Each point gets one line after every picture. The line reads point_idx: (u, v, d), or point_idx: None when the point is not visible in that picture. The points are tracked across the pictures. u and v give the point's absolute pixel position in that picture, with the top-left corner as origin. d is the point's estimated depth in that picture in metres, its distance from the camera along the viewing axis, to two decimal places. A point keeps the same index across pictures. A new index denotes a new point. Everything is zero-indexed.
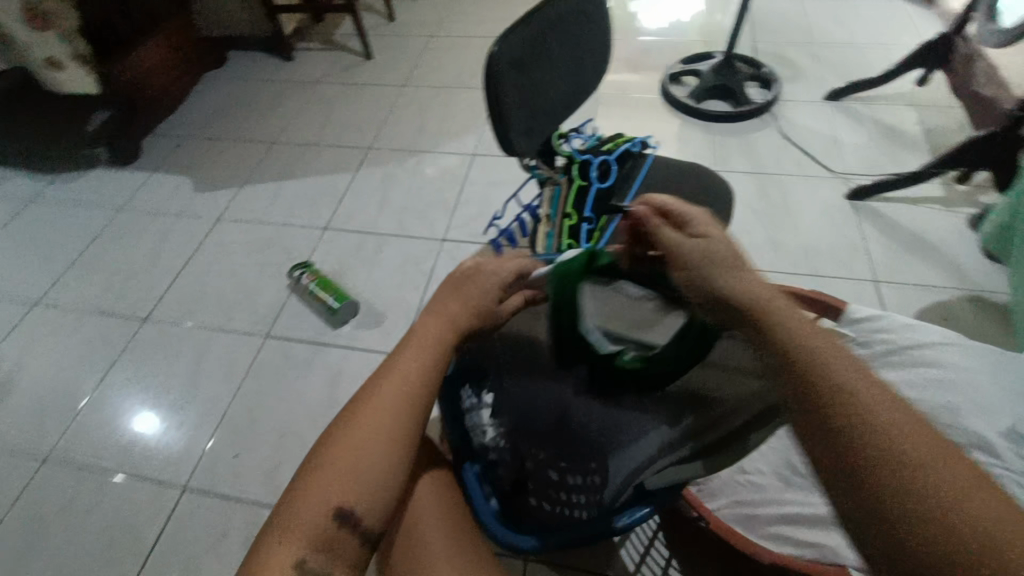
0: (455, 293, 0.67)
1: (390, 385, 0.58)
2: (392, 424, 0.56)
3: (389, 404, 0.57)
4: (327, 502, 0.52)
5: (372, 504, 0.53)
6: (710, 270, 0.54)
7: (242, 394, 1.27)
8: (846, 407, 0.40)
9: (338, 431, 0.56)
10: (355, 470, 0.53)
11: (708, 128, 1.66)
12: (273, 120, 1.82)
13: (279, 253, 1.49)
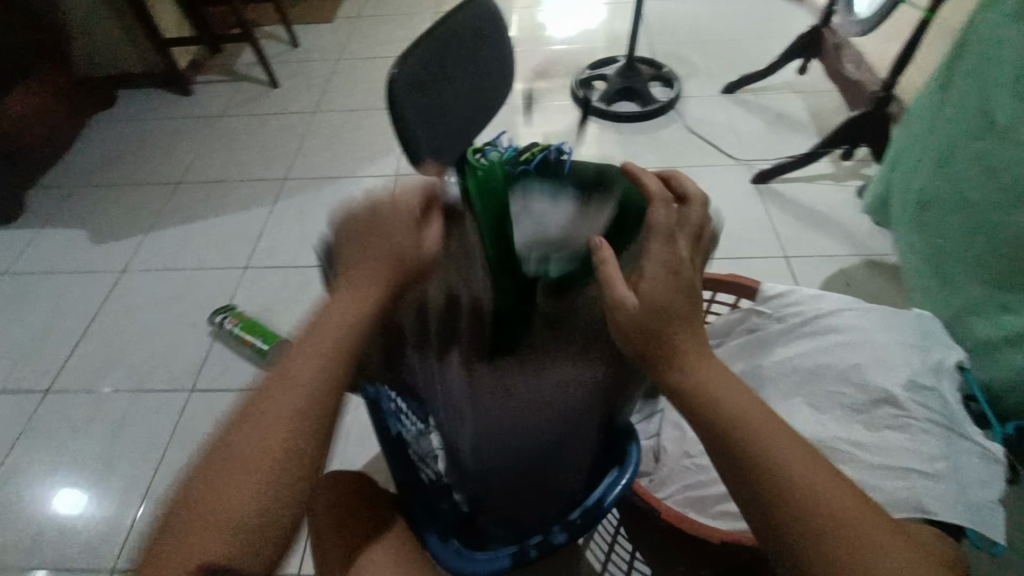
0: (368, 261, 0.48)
1: (280, 414, 0.46)
2: (276, 454, 0.45)
3: (274, 426, 0.46)
4: (197, 546, 0.44)
5: (255, 550, 0.45)
6: (662, 352, 0.44)
7: (169, 457, 1.18)
8: (756, 448, 0.43)
9: (219, 454, 0.46)
10: (239, 508, 0.44)
11: (618, 129, 1.72)
12: (177, 162, 1.82)
13: (202, 300, 1.45)
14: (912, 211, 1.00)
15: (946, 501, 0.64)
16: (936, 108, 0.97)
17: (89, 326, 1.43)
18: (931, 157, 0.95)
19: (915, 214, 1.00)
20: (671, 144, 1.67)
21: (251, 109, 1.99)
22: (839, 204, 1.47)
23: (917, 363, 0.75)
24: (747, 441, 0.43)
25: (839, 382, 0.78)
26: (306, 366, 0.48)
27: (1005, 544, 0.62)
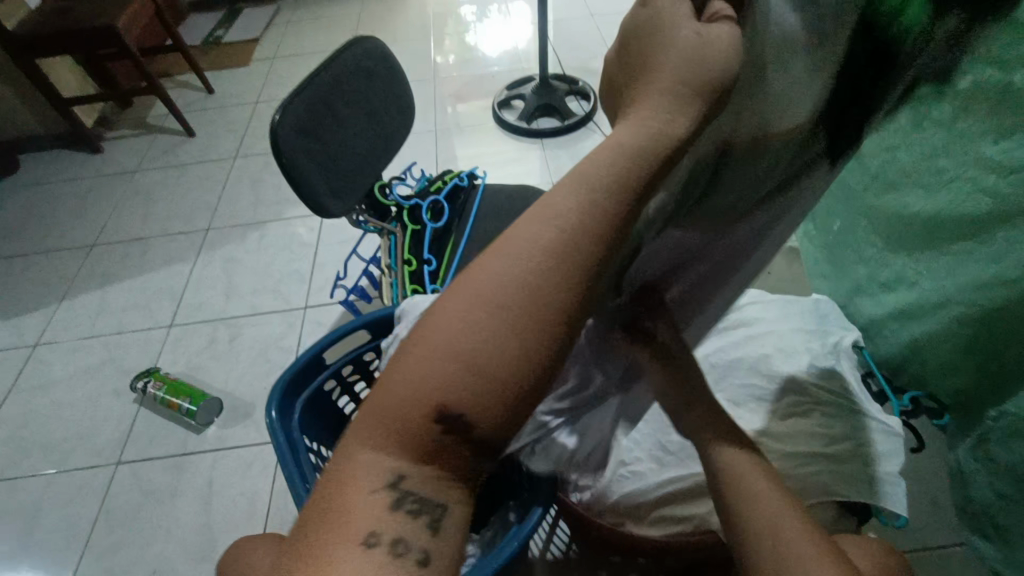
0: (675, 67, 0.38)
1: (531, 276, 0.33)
2: (544, 277, 0.32)
3: (551, 240, 0.33)
4: (439, 390, 0.31)
5: (508, 417, 0.32)
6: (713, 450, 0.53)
7: (95, 539, 1.10)
8: (758, 537, 0.44)
9: (474, 267, 0.34)
10: (483, 355, 0.31)
11: (538, 147, 1.79)
12: (92, 223, 1.75)
13: (124, 367, 1.37)
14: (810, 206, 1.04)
15: (851, 483, 0.67)
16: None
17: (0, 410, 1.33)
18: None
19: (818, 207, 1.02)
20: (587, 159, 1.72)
21: (169, 162, 1.93)
22: None
23: (816, 346, 0.78)
24: (750, 531, 0.45)
25: (750, 374, 0.77)
26: (588, 173, 0.35)
27: (906, 516, 0.66)
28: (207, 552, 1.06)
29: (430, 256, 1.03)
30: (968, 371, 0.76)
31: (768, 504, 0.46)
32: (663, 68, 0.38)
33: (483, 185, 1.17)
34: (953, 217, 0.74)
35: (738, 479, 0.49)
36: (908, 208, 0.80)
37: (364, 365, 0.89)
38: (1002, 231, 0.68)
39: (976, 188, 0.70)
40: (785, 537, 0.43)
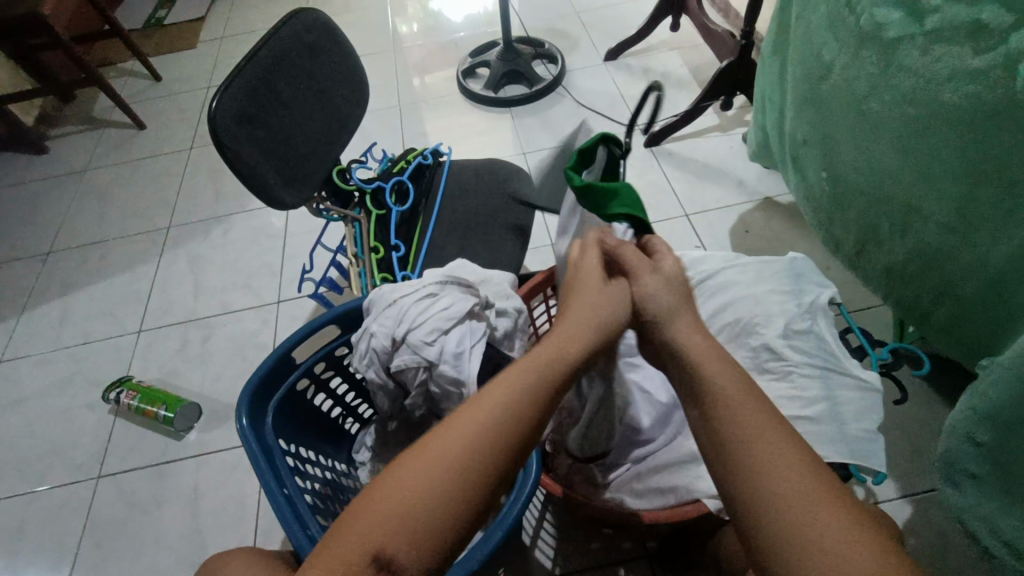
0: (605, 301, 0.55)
1: (480, 408, 0.45)
2: (487, 420, 0.44)
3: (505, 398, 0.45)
4: (390, 512, 0.40)
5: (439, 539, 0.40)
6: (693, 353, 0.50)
7: (82, 555, 1.08)
8: (727, 430, 0.44)
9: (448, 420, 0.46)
10: (429, 479, 0.41)
11: (506, 117, 1.73)
12: (45, 228, 1.66)
13: (96, 377, 1.33)
14: (797, 156, 0.99)
15: (827, 443, 0.67)
16: (804, 30, 0.90)
17: None
18: (804, 91, 0.92)
19: (801, 157, 0.98)
20: (555, 127, 1.66)
21: (121, 157, 1.83)
22: (728, 152, 1.49)
23: (792, 307, 0.76)
24: (726, 420, 0.45)
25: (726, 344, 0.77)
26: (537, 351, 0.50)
27: (884, 472, 0.66)
28: (199, 557, 1.05)
29: (397, 241, 1.00)
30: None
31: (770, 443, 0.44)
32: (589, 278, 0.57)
33: (448, 162, 1.12)
34: (940, 164, 0.70)
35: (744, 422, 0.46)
36: (894, 157, 0.76)
37: (336, 361, 0.87)
38: (1007, 171, 0.63)
39: (972, 126, 0.65)
40: (749, 430, 0.43)
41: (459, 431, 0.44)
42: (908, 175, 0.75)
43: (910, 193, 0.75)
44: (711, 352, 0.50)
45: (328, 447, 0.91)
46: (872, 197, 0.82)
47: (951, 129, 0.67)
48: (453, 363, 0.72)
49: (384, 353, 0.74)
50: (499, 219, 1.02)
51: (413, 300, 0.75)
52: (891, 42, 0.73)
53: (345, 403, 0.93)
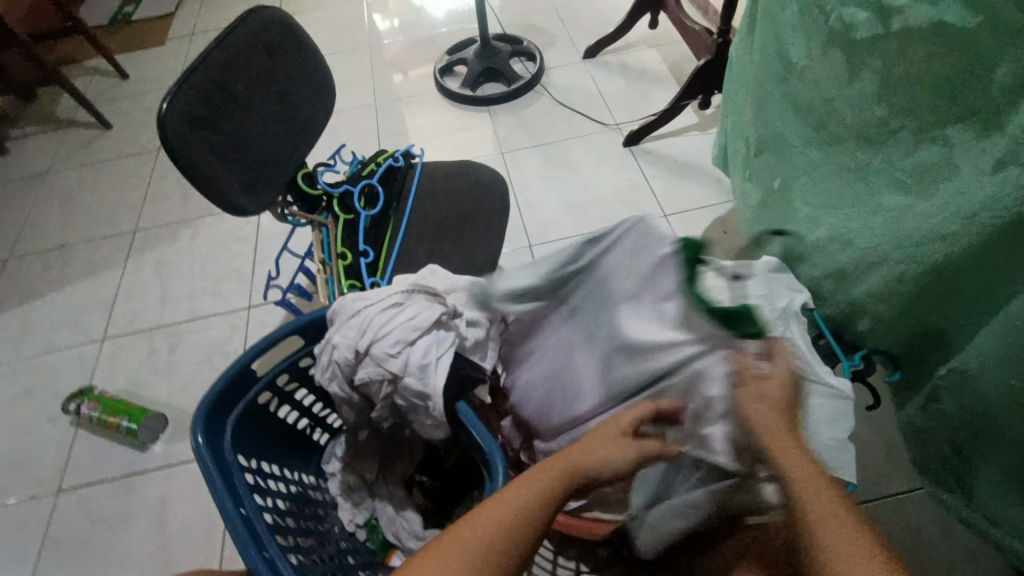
0: (612, 441, 0.58)
1: (491, 515, 0.50)
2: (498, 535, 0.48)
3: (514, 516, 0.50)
4: None
5: None
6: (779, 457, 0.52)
7: (42, 573, 1.04)
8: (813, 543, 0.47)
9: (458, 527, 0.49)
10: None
11: (483, 116, 1.70)
12: (5, 233, 1.60)
13: (57, 388, 1.28)
14: (750, 162, 0.97)
15: None
16: (768, 29, 0.89)
17: None
18: (765, 92, 0.90)
19: (754, 163, 0.95)
20: (534, 125, 1.64)
21: (85, 159, 1.77)
22: (707, 151, 1.48)
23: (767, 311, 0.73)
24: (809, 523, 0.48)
25: None
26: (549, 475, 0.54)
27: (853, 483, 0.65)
28: (166, 574, 1.02)
29: (366, 247, 0.96)
30: (905, 332, 0.69)
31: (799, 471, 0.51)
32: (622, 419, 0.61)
33: (420, 165, 1.09)
34: (895, 166, 0.69)
35: (797, 487, 0.50)
36: (853, 161, 0.75)
37: (301, 373, 0.84)
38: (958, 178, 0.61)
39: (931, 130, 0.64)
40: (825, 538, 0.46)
41: (467, 543, 0.48)
42: (862, 181, 0.73)
43: (857, 198, 0.73)
44: (796, 455, 0.52)
45: (295, 460, 0.88)
46: (816, 205, 0.79)
47: (911, 130, 0.66)
48: (419, 376, 0.69)
49: (347, 366, 0.71)
50: (473, 225, 1.00)
51: (377, 310, 0.73)
52: (856, 42, 0.72)
53: (312, 415, 0.91)
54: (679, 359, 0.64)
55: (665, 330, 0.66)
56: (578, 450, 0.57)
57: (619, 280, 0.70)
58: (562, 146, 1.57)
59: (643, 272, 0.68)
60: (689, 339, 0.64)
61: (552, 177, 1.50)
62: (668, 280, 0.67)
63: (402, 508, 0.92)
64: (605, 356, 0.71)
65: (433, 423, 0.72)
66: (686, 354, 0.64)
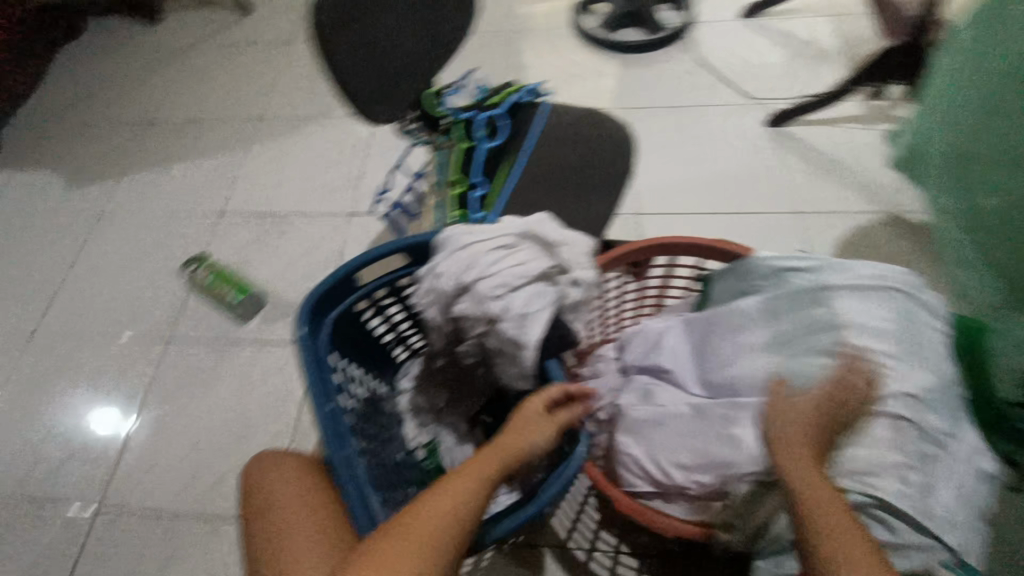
0: (536, 422, 0.65)
1: (454, 480, 0.56)
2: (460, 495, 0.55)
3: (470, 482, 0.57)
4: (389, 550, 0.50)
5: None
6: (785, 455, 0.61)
7: (147, 409, 1.18)
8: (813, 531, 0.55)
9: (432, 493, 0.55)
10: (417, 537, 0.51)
11: (615, 63, 1.58)
12: (149, 97, 1.72)
13: (176, 249, 1.40)
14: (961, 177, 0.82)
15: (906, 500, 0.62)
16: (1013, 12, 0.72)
17: (68, 275, 1.41)
18: (984, 98, 0.75)
19: (968, 176, 0.80)
20: (667, 83, 1.52)
21: (225, 39, 1.84)
22: (863, 151, 1.32)
23: (895, 342, 0.69)
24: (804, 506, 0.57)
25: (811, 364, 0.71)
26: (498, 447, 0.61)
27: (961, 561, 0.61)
28: (243, 436, 1.12)
29: (479, 179, 0.93)
30: None
31: (811, 472, 0.59)
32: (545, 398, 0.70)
33: (549, 105, 1.04)
34: None
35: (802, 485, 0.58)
36: None
37: (398, 291, 0.85)
38: None
39: None
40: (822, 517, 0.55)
41: (435, 495, 0.55)
42: None
43: None
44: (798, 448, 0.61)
45: (375, 369, 0.93)
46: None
47: None
48: (517, 324, 0.68)
49: (447, 298, 0.71)
50: (592, 182, 0.95)
51: (488, 249, 0.71)
52: None
53: (398, 333, 0.93)
54: (868, 401, 0.66)
55: (892, 367, 0.67)
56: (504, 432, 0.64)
57: (855, 303, 0.73)
58: (694, 112, 1.45)
59: (867, 317, 0.71)
60: (890, 392, 0.66)
61: (677, 146, 1.40)
62: (889, 329, 0.70)
63: (461, 442, 0.95)
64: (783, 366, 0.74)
65: (519, 374, 0.71)
66: (886, 407, 0.65)
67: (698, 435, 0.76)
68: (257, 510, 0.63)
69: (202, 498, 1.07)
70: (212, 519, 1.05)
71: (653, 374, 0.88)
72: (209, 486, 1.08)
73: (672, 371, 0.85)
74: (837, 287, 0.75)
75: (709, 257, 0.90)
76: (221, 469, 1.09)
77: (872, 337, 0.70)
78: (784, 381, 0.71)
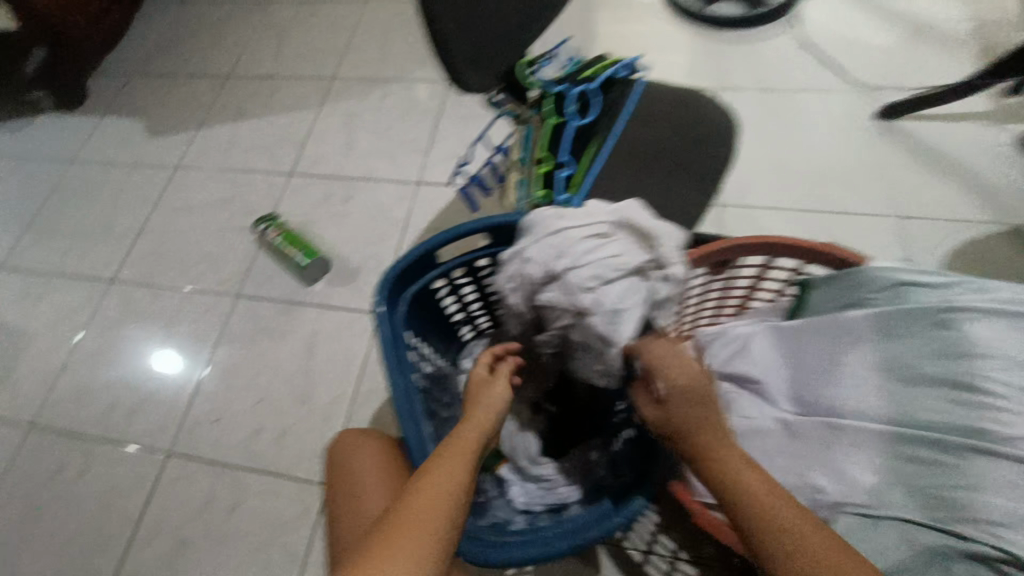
0: (489, 389, 0.69)
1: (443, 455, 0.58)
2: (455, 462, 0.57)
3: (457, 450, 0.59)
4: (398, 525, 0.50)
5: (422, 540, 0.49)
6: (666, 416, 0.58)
7: (215, 361, 1.22)
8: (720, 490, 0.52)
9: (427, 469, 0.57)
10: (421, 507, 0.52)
11: (708, 38, 1.46)
12: (226, 51, 1.73)
13: (248, 207, 1.42)
14: None
15: None
16: None
17: (146, 224, 1.45)
18: None
19: None
20: (764, 64, 1.39)
21: None
22: (987, 153, 1.18)
23: None
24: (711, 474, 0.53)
25: (926, 395, 0.66)
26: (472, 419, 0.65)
27: None
28: (305, 397, 1.14)
29: (567, 158, 0.87)
30: None
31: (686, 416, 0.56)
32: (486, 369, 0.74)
33: (644, 81, 0.96)
34: None
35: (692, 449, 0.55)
36: None
37: (476, 272, 0.82)
38: None
39: None
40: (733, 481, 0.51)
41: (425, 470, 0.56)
42: None
43: None
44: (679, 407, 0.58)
45: (443, 348, 0.91)
46: None
47: None
48: (608, 320, 0.64)
49: (534, 285, 0.68)
50: (689, 169, 0.88)
51: (582, 238, 0.67)
52: None
53: (468, 313, 0.91)
54: (1000, 440, 0.59)
55: None
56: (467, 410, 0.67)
57: (987, 328, 0.65)
58: (792, 98, 1.33)
59: (1005, 345, 0.63)
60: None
61: (770, 134, 1.29)
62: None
63: (524, 430, 0.95)
64: (893, 394, 0.69)
65: (602, 372, 0.68)
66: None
67: (782, 455, 0.74)
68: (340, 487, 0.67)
69: (264, 453, 1.10)
70: (274, 475, 1.08)
71: (737, 383, 0.83)
72: (271, 443, 1.11)
73: (762, 384, 0.81)
74: (970, 308, 0.67)
75: (812, 262, 0.82)
76: (283, 427, 1.12)
77: (1007, 366, 0.62)
78: (886, 412, 0.68)
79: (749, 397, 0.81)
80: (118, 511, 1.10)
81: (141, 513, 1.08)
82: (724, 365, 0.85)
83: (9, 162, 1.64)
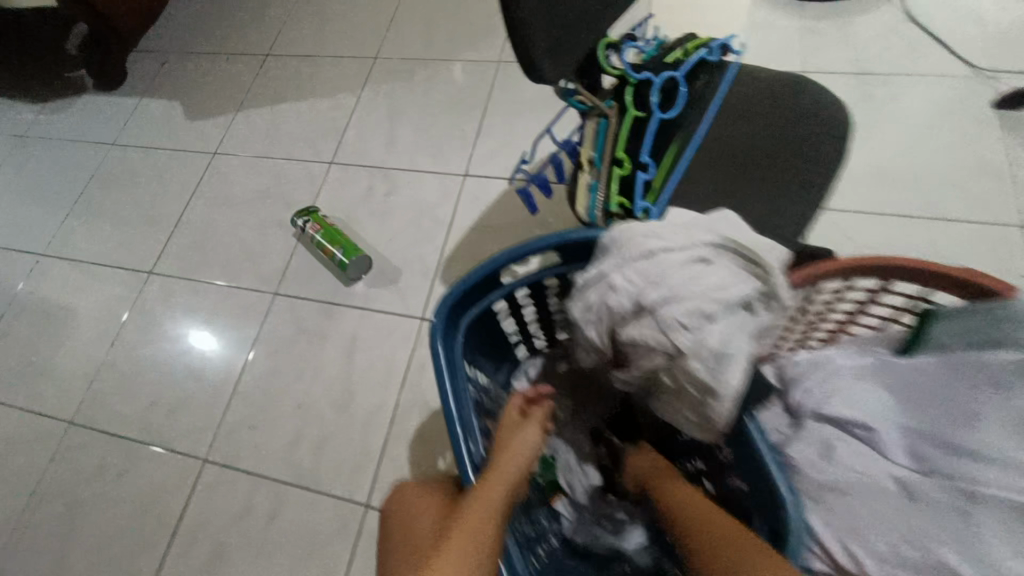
0: (521, 430, 0.65)
1: (473, 508, 0.56)
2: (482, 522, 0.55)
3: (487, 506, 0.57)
4: None
5: None
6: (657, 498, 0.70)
7: (253, 362, 1.16)
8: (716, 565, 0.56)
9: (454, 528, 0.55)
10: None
11: (794, 12, 1.28)
12: (265, 30, 1.65)
13: (287, 198, 1.35)
14: None
15: None
16: None
17: (185, 213, 1.40)
18: None
19: None
20: (861, 44, 1.22)
21: None
22: None
23: None
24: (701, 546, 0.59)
25: None
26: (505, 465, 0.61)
27: None
28: (344, 406, 1.07)
29: (648, 159, 0.73)
30: None
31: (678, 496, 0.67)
32: (517, 407, 0.69)
33: (737, 67, 0.82)
34: None
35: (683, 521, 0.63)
36: None
37: (541, 290, 0.73)
38: None
39: None
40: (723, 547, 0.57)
41: (452, 529, 0.55)
42: None
43: None
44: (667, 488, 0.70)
45: (496, 367, 0.83)
46: None
47: None
48: (710, 365, 0.54)
49: (618, 315, 0.58)
50: (793, 176, 0.75)
51: (678, 263, 0.56)
52: None
53: (525, 329, 0.82)
54: None
55: None
56: (497, 453, 0.63)
57: None
58: (892, 84, 1.16)
59: None
60: None
61: (865, 125, 1.13)
62: None
63: (584, 461, 0.87)
64: None
65: (695, 419, 0.59)
66: None
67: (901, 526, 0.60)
68: (392, 523, 0.64)
69: (302, 464, 1.04)
70: (311, 487, 1.02)
71: (837, 425, 0.71)
72: (309, 453, 1.05)
73: (875, 425, 0.67)
74: None
75: (948, 289, 0.68)
76: (322, 437, 1.05)
77: None
78: None
79: (857, 446, 0.68)
80: (155, 516, 1.06)
81: (178, 521, 1.05)
82: (823, 406, 0.72)
83: (52, 145, 1.61)
